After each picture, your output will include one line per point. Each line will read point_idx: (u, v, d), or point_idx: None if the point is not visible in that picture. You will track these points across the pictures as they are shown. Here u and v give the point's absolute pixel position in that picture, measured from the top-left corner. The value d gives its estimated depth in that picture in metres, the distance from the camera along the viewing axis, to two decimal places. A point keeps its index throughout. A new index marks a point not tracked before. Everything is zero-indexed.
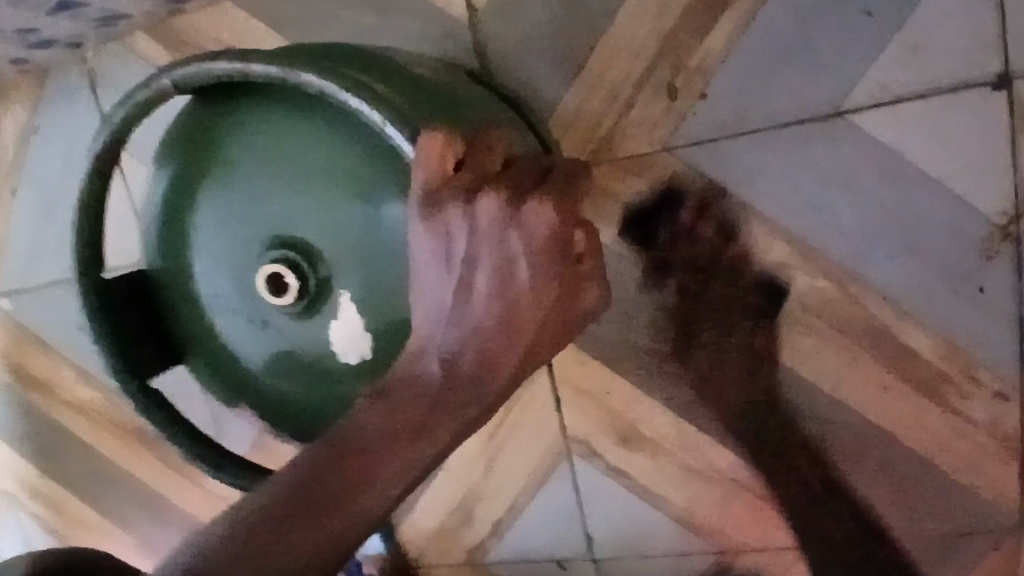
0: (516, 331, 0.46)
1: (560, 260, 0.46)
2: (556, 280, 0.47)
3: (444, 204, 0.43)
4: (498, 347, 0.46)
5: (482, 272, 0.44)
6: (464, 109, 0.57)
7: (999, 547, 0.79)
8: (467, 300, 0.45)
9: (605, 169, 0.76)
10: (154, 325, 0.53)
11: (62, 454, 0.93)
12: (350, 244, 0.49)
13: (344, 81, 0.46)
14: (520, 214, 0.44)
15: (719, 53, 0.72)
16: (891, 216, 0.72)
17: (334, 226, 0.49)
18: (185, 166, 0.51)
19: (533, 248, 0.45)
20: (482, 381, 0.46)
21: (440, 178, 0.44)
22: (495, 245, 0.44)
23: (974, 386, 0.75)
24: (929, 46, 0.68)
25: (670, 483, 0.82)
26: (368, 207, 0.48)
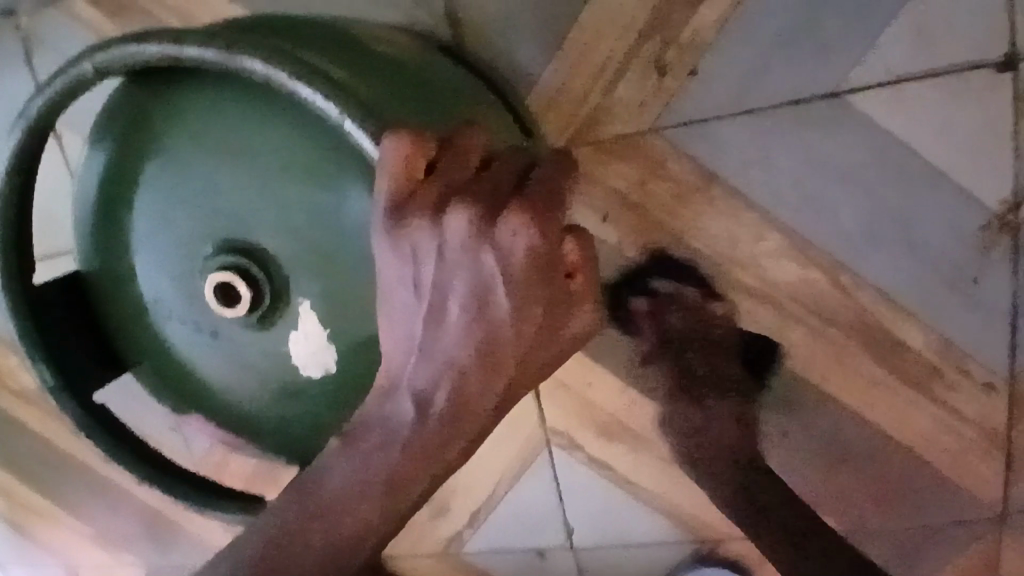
0: (494, 369, 0.37)
1: (544, 282, 0.36)
2: (541, 302, 0.37)
3: (409, 218, 0.35)
4: (474, 388, 0.38)
5: (455, 301, 0.36)
6: (431, 80, 0.51)
7: (983, 538, 0.78)
8: (437, 334, 0.37)
9: (589, 152, 0.70)
10: (96, 327, 0.52)
11: (39, 464, 0.92)
12: (302, 249, 0.45)
13: (292, 65, 0.39)
14: (493, 230, 0.34)
15: (712, 27, 0.66)
16: (890, 207, 0.68)
17: (283, 228, 0.45)
18: (122, 155, 0.48)
19: (511, 273, 0.35)
20: (456, 429, 0.39)
21: (407, 189, 0.36)
22: (469, 273, 0.35)
23: (964, 380, 0.72)
24: (933, 25, 0.64)
25: (649, 473, 0.81)
26: (319, 208, 0.44)
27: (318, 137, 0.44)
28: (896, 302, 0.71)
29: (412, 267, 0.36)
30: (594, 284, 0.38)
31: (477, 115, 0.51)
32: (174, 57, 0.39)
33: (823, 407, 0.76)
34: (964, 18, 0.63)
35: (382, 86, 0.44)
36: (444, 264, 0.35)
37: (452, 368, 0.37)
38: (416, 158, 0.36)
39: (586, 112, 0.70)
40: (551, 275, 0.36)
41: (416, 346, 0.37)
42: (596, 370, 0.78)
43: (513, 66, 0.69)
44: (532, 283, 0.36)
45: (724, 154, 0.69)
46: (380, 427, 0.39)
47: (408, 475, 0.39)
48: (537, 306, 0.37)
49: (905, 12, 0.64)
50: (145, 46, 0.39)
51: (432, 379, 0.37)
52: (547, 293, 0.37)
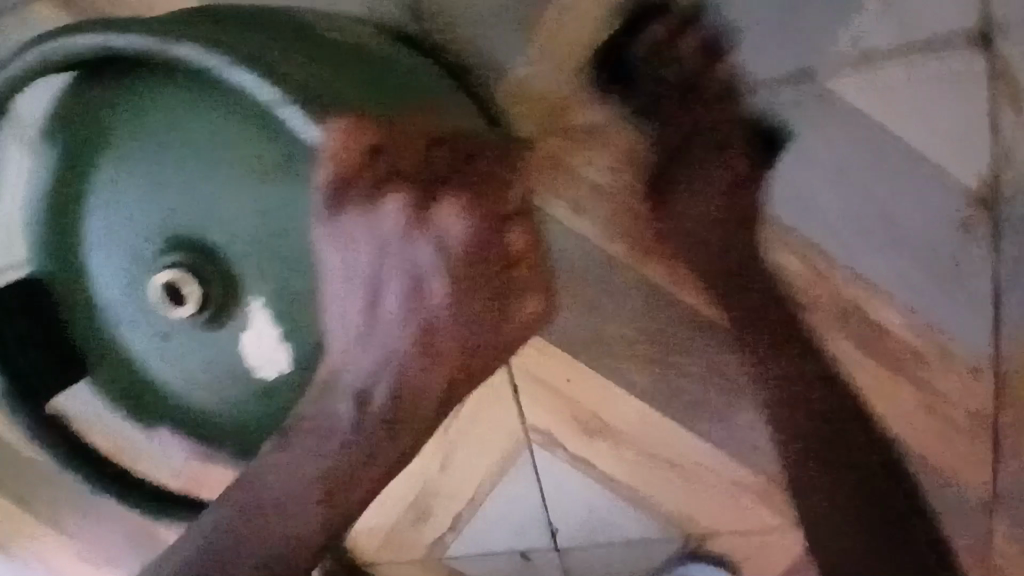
0: (434, 356, 0.39)
1: (484, 269, 0.39)
2: (483, 285, 0.40)
3: (347, 205, 0.35)
4: (415, 375, 0.39)
5: (392, 290, 0.38)
6: (386, 68, 0.49)
7: (973, 527, 0.76)
8: (378, 321, 0.38)
9: (559, 143, 0.69)
10: (46, 332, 0.50)
11: (9, 479, 0.90)
12: (252, 245, 0.44)
13: (231, 52, 0.37)
14: (429, 213, 0.37)
15: (680, 13, 0.65)
16: (867, 190, 0.67)
17: (232, 224, 0.43)
18: (68, 153, 0.46)
19: (449, 258, 0.38)
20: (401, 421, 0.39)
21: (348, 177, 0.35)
22: (405, 259, 0.38)
23: (947, 365, 0.71)
24: (903, 4, 0.63)
25: (632, 468, 0.79)
26: (266, 202, 0.43)
27: (264, 129, 0.42)
28: (875, 286, 0.70)
29: (353, 251, 0.36)
30: (540, 270, 0.42)
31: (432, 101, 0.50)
32: (106, 47, 0.37)
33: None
34: None
35: (327, 72, 0.42)
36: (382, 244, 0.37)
37: (394, 352, 0.38)
38: (356, 141, 0.35)
39: (554, 101, 0.68)
40: (492, 262, 0.39)
41: (358, 332, 0.37)
42: (574, 364, 0.76)
43: (479, 56, 0.67)
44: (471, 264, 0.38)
45: None
46: (329, 425, 0.37)
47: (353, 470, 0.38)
48: (476, 291, 0.39)
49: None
50: (80, 39, 0.37)
51: (376, 368, 0.38)
52: (489, 274, 0.40)
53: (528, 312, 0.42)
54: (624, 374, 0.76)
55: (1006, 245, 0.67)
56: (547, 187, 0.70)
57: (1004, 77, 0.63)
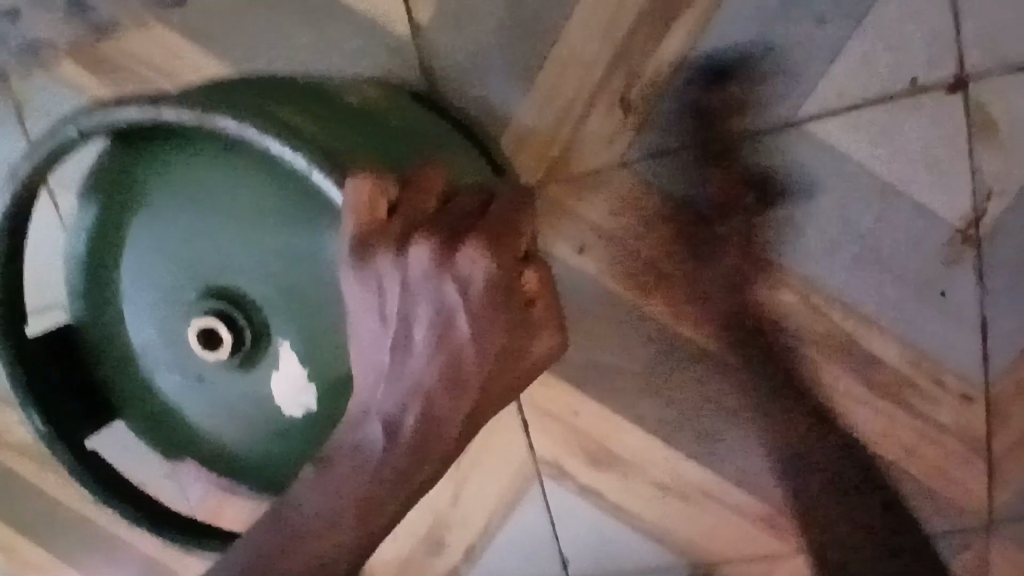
0: (458, 394, 0.40)
1: (506, 311, 0.39)
2: (504, 329, 0.39)
3: (373, 252, 0.38)
4: (439, 413, 0.40)
5: (419, 329, 0.38)
6: (399, 126, 0.54)
7: (974, 546, 0.78)
8: (405, 361, 0.39)
9: (562, 186, 0.73)
10: (88, 374, 0.54)
11: (40, 515, 0.93)
12: (279, 293, 0.47)
13: (264, 121, 0.42)
14: (455, 261, 0.37)
15: (673, 64, 0.69)
16: (856, 227, 0.71)
17: (262, 273, 0.47)
18: (111, 210, 0.51)
19: (471, 301, 0.38)
20: (423, 454, 0.40)
21: (373, 226, 0.38)
22: (431, 300, 0.38)
23: (940, 390, 0.74)
24: (883, 51, 0.67)
25: (640, 496, 0.82)
26: (291, 254, 0.47)
27: (292, 187, 0.46)
28: (868, 318, 0.73)
29: (377, 299, 0.38)
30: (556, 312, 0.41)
31: (442, 153, 0.54)
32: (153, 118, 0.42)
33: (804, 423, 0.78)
34: (910, 43, 0.66)
35: (348, 136, 0.47)
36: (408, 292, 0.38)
37: (420, 394, 0.39)
38: (378, 198, 0.38)
39: (557, 150, 0.72)
40: (512, 303, 0.39)
41: (386, 372, 0.39)
42: (580, 398, 0.79)
43: (486, 109, 0.72)
44: (490, 310, 0.38)
45: (690, 182, 0.71)
46: (352, 457, 0.40)
47: (377, 500, 0.40)
48: (497, 331, 0.39)
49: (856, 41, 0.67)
50: (128, 108, 0.42)
51: (402, 407, 0.39)
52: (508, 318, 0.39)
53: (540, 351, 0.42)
54: (630, 406, 0.79)
55: (992, 277, 0.70)
56: (551, 230, 0.74)
57: (982, 120, 0.67)
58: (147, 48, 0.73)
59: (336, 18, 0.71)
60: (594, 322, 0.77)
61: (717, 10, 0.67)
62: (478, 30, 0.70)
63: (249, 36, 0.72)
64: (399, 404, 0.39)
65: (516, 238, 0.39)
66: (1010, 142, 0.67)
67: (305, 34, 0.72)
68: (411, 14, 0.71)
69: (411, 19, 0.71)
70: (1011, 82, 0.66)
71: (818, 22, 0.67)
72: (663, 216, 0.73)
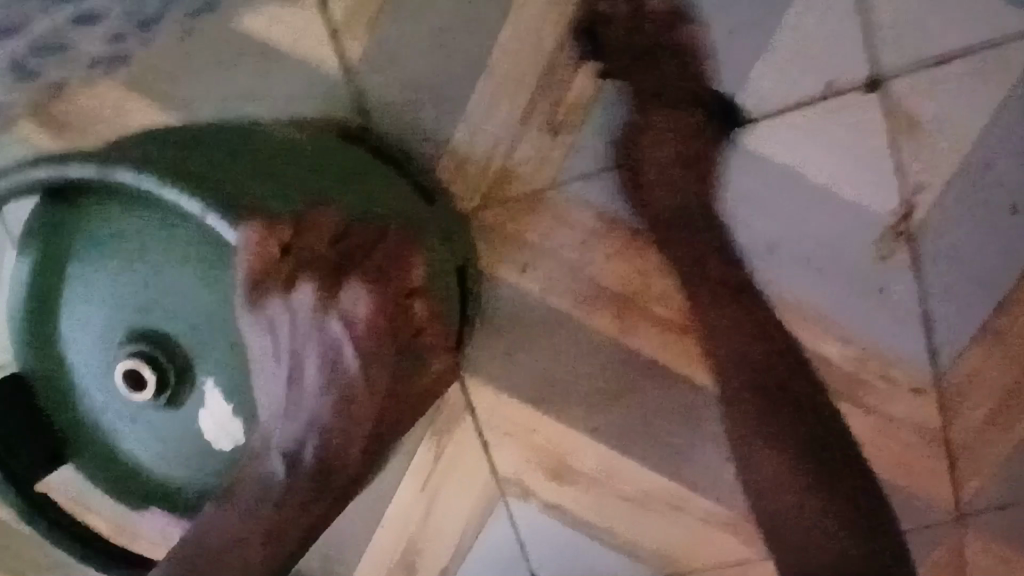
0: (354, 416, 0.45)
1: (393, 337, 0.45)
2: (394, 355, 0.46)
3: (264, 296, 0.40)
4: (338, 435, 0.45)
5: (310, 362, 0.43)
6: (313, 162, 0.56)
7: (944, 543, 0.78)
8: (300, 392, 0.43)
9: (500, 209, 0.75)
10: (34, 422, 0.56)
11: None
12: (201, 332, 0.50)
13: (165, 172, 0.44)
14: (340, 297, 0.43)
15: (595, 85, 0.71)
16: (789, 231, 0.72)
17: (184, 314, 0.50)
18: (45, 263, 0.53)
19: (359, 331, 0.44)
20: (327, 473, 0.45)
21: (262, 272, 0.40)
22: (321, 335, 0.43)
23: (890, 385, 0.75)
24: (796, 58, 0.68)
25: (605, 509, 0.83)
26: (211, 293, 0.49)
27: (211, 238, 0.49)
28: (812, 319, 0.73)
29: (271, 340, 0.41)
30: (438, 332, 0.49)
31: (358, 184, 0.57)
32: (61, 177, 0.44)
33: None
34: (821, 48, 0.68)
35: (255, 179, 0.49)
36: (302, 333, 0.42)
37: (318, 420, 0.44)
38: (266, 246, 0.40)
39: (493, 175, 0.74)
40: (398, 330, 0.46)
41: (279, 405, 0.42)
42: (536, 414, 0.81)
43: (422, 140, 0.74)
44: (382, 342, 0.45)
45: (622, 198, 0.74)
46: (258, 486, 0.43)
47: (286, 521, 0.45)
48: (386, 356, 0.45)
49: (772, 49, 0.68)
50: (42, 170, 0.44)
51: (301, 436, 0.43)
52: (399, 345, 0.46)
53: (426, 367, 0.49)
54: (586, 419, 0.80)
55: (929, 270, 0.71)
56: (496, 251, 0.76)
57: (903, 116, 0.68)
58: (94, 103, 0.77)
59: (270, 63, 0.74)
60: (543, 339, 0.79)
61: (632, 30, 0.70)
62: (407, 66, 0.73)
63: (189, 86, 0.75)
64: (298, 434, 0.43)
65: (404, 276, 0.47)
66: (931, 137, 0.69)
67: (242, 80, 0.75)
68: (341, 55, 0.73)
69: (342, 59, 0.73)
70: (925, 77, 0.67)
71: (729, 36, 0.69)
72: (599, 231, 0.75)
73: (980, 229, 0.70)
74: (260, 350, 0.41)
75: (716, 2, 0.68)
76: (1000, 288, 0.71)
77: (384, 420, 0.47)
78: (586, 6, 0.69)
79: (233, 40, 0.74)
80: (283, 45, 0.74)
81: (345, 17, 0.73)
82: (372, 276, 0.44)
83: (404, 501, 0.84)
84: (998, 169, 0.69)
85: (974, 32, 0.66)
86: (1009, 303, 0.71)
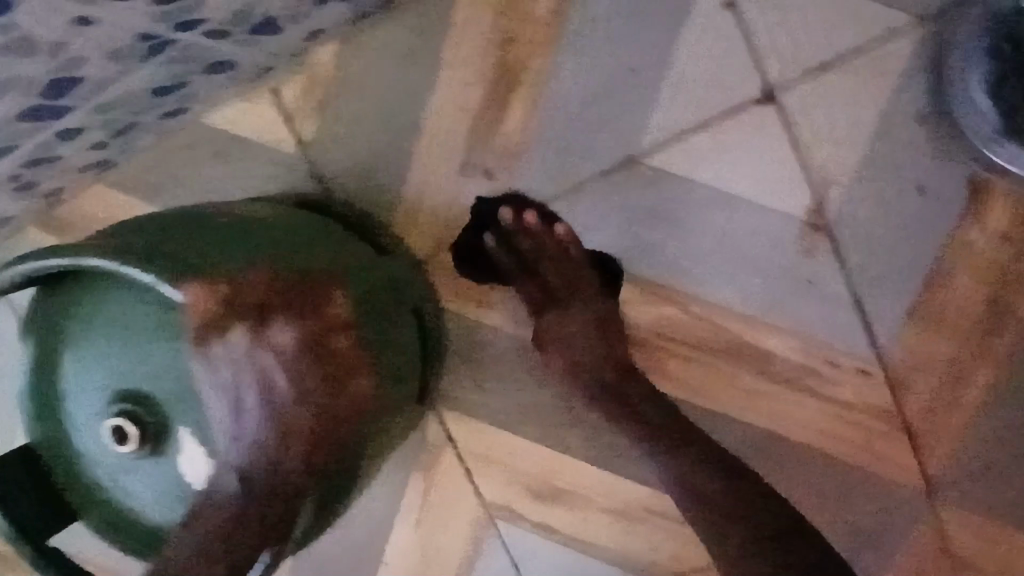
0: (292, 432, 0.58)
1: (319, 363, 0.59)
2: (326, 379, 0.60)
3: (208, 342, 0.55)
4: (287, 447, 0.58)
5: (250, 391, 0.57)
6: (259, 231, 0.64)
7: (920, 517, 0.81)
8: (243, 417, 0.56)
9: (453, 252, 0.82)
10: (44, 489, 0.63)
11: None
12: (172, 386, 0.56)
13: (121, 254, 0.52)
14: (267, 335, 0.57)
15: (520, 132, 0.79)
16: (713, 237, 0.78)
17: (156, 372, 0.57)
18: (45, 345, 0.61)
19: (289, 361, 0.58)
20: (281, 480, 0.58)
21: (203, 322, 0.55)
22: (256, 369, 0.57)
23: (837, 371, 0.79)
24: (693, 85, 0.75)
25: (591, 526, 0.86)
26: (177, 351, 0.56)
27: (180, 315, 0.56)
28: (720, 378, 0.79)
29: (216, 375, 0.56)
30: (362, 358, 0.63)
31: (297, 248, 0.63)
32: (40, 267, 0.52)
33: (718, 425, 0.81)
34: (715, 73, 0.75)
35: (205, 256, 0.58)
36: (239, 365, 0.56)
37: (261, 436, 0.57)
38: (206, 301, 0.55)
39: (443, 223, 0.82)
40: (322, 359, 0.60)
41: (232, 428, 0.56)
42: (513, 440, 0.86)
43: (376, 202, 0.82)
44: (308, 367, 0.59)
45: (559, 226, 0.79)
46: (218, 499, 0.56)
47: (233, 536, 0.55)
48: (320, 381, 0.59)
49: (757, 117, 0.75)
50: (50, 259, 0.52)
51: (249, 453, 0.56)
52: (326, 369, 0.60)
53: (359, 386, 0.62)
54: (560, 439, 0.85)
55: (852, 259, 0.76)
56: (455, 292, 0.83)
57: (802, 122, 0.74)
58: (92, 206, 0.87)
59: (238, 151, 0.83)
60: (508, 367, 0.85)
61: (545, 81, 0.78)
62: (354, 136, 0.81)
63: (173, 180, 0.85)
64: (256, 446, 0.56)
65: (322, 314, 0.60)
66: (830, 139, 0.75)
67: (216, 169, 0.84)
68: (297, 135, 0.82)
69: (298, 138, 0.82)
70: (814, 86, 0.74)
71: (632, 73, 0.76)
72: None
73: (892, 215, 0.75)
74: (212, 382, 0.56)
75: (616, 44, 0.76)
76: (924, 267, 0.76)
77: (321, 433, 0.60)
78: (504, 65, 0.78)
79: (205, 136, 0.84)
80: (247, 133, 0.83)
81: (296, 102, 0.82)
82: (290, 315, 0.58)
83: (402, 538, 0.89)
84: (899, 158, 0.74)
85: (850, 41, 0.73)
86: (935, 280, 0.76)
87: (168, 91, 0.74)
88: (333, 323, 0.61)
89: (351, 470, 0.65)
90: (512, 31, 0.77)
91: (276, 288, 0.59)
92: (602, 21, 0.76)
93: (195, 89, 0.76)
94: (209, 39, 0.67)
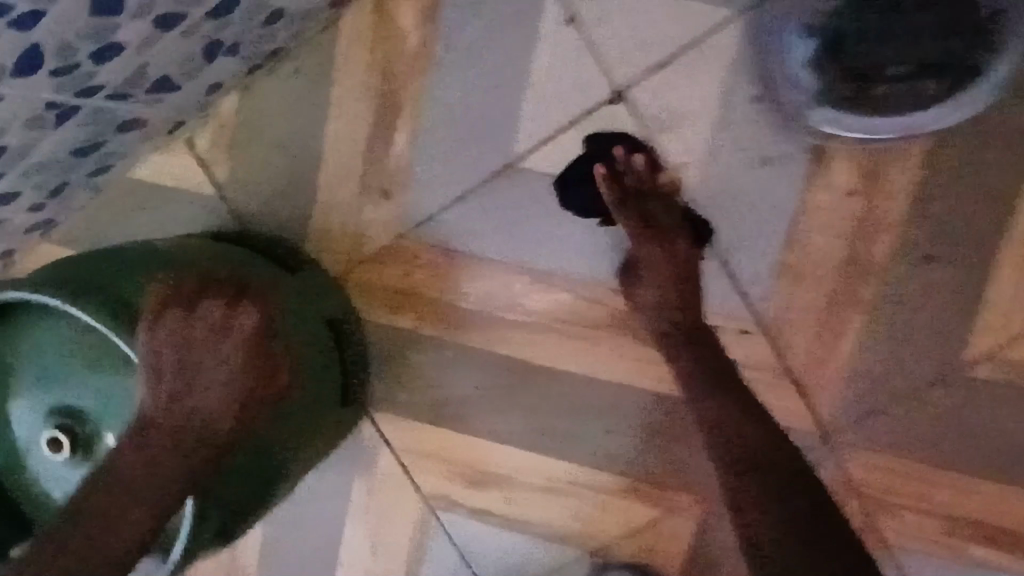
0: (220, 406, 0.69)
1: (251, 350, 0.70)
2: (253, 367, 0.70)
3: (161, 316, 0.68)
4: (207, 423, 0.68)
5: (189, 364, 0.69)
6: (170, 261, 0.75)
7: (817, 460, 0.87)
8: (178, 386, 0.68)
9: (363, 266, 0.90)
10: None
11: None
12: (94, 401, 0.66)
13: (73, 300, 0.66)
14: (211, 316, 0.70)
15: (407, 153, 0.88)
16: (583, 225, 0.87)
17: (82, 390, 0.66)
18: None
19: (228, 340, 0.70)
20: (191, 456, 0.67)
21: (157, 306, 0.69)
22: (197, 343, 0.69)
23: (719, 334, 0.86)
24: (552, 92, 0.84)
25: (523, 504, 0.93)
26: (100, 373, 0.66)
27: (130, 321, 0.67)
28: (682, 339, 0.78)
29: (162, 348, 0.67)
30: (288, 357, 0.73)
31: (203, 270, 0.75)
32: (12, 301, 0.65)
33: (615, 394, 0.90)
34: (569, 79, 0.83)
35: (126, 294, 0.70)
36: (186, 341, 0.69)
37: (190, 403, 0.68)
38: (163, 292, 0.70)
39: (350, 242, 0.90)
40: (253, 349, 0.71)
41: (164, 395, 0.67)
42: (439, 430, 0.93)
43: (290, 228, 0.91)
44: (242, 351, 0.70)
45: (452, 232, 0.88)
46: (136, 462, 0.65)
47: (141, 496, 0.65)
48: (250, 365, 0.70)
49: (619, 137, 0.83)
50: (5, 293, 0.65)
51: (177, 419, 0.67)
52: (257, 356, 0.71)
53: (281, 380, 0.73)
54: (483, 427, 0.92)
55: (716, 230, 0.84)
56: (370, 302, 0.91)
57: (649, 114, 0.83)
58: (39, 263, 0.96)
59: (164, 198, 0.93)
60: (427, 366, 0.92)
61: (423, 105, 0.87)
62: (262, 174, 0.91)
63: (110, 231, 0.95)
64: (183, 416, 0.68)
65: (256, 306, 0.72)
66: (679, 125, 0.83)
67: (148, 217, 0.94)
68: (213, 179, 0.92)
69: (216, 181, 0.92)
70: (658, 79, 0.82)
71: (497, 88, 0.85)
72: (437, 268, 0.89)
73: (743, 188, 0.83)
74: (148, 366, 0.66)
75: (479, 64, 0.85)
76: (781, 230, 0.83)
77: (243, 413, 0.70)
78: (385, 95, 0.87)
79: (134, 189, 0.94)
80: (170, 182, 0.93)
81: (210, 150, 0.92)
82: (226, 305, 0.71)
83: (353, 537, 0.96)
84: (742, 135, 0.82)
85: (685, 34, 0.81)
86: (794, 241, 0.83)
87: (86, 152, 0.83)
88: (254, 324, 0.71)
89: (258, 471, 0.74)
90: (388, 64, 0.86)
91: (218, 287, 0.72)
92: (462, 46, 0.85)
93: (114, 148, 0.86)
94: (112, 104, 0.77)
